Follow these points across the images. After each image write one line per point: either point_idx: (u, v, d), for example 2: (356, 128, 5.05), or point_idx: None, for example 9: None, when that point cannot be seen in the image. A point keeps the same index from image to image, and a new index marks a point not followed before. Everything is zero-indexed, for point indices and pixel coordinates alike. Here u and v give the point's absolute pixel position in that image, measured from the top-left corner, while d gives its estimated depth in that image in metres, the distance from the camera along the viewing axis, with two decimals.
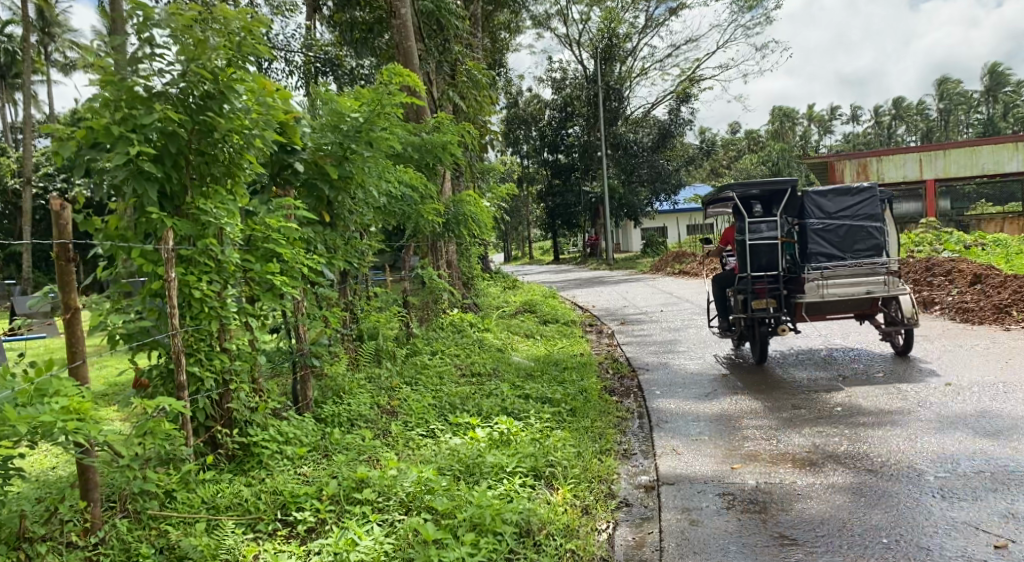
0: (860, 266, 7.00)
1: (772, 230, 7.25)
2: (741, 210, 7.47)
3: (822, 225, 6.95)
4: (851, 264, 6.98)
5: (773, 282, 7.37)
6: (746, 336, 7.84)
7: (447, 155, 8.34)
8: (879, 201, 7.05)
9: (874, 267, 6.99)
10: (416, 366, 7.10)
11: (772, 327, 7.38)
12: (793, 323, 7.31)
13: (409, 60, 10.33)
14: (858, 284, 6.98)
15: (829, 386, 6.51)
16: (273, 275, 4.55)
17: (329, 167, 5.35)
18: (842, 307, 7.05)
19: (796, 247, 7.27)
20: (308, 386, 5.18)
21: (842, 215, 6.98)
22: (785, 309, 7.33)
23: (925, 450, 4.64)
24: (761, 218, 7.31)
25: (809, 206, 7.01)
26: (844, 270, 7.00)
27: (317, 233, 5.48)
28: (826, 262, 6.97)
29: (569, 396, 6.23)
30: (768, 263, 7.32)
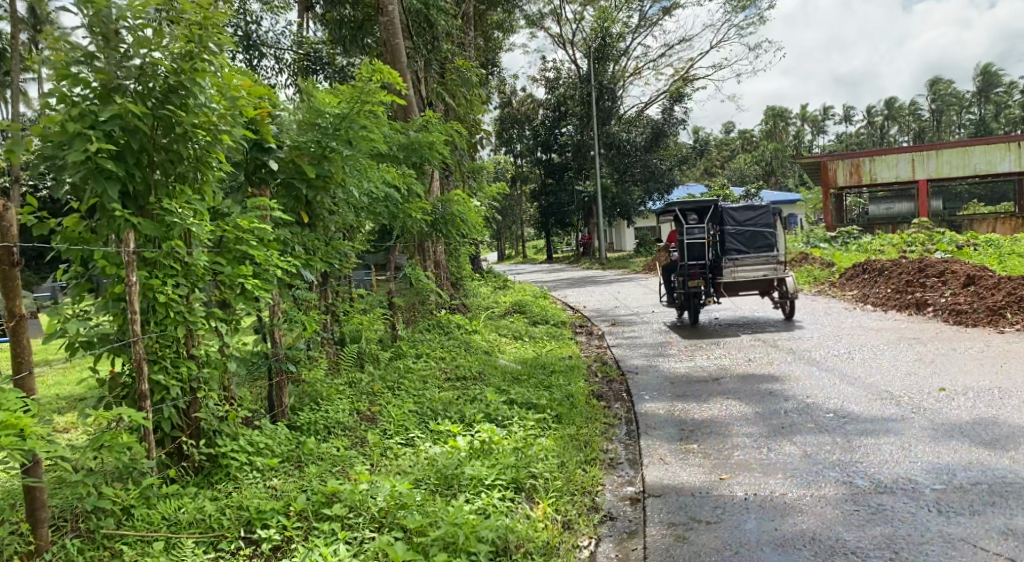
0: (760, 259, 10.03)
1: (701, 232, 10.15)
2: (680, 218, 10.19)
3: (735, 228, 9.96)
4: (754, 257, 9.99)
5: (702, 268, 10.21)
6: (684, 306, 10.67)
7: (433, 154, 8.17)
8: (772, 214, 10.13)
9: (770, 259, 10.00)
10: (400, 370, 6.93)
11: (703, 299, 10.22)
12: (717, 297, 10.21)
13: (397, 58, 10.16)
14: (758, 270, 10.03)
15: (821, 391, 6.37)
16: (245, 278, 4.38)
17: (306, 164, 5.17)
18: (748, 286, 10.10)
19: (718, 244, 10.22)
20: (284, 392, 5.01)
21: (747, 223, 10.02)
22: (711, 287, 10.22)
23: (919, 460, 4.50)
24: (693, 223, 10.16)
25: (725, 216, 10.01)
26: (750, 261, 10.01)
27: (295, 234, 5.31)
28: (736, 255, 9.99)
29: (555, 402, 6.07)
30: (698, 255, 10.19)
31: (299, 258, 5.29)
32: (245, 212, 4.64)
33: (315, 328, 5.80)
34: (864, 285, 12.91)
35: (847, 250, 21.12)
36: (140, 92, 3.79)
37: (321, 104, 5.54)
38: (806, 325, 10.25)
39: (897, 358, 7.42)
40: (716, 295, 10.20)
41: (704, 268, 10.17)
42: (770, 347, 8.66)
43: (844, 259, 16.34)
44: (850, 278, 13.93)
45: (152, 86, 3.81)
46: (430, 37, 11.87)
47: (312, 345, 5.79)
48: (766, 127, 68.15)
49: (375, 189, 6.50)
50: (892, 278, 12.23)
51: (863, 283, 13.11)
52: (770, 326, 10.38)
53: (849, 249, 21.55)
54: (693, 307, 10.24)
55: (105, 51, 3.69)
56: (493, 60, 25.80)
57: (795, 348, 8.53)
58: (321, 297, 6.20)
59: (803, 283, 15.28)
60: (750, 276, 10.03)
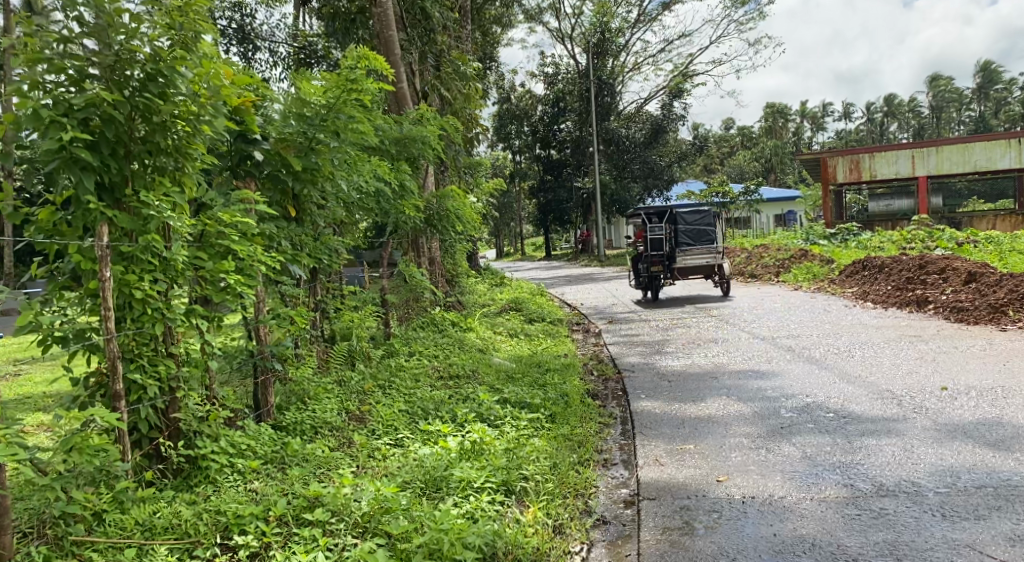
0: (703, 251, 13.27)
1: (660, 231, 13.22)
2: (645, 219, 13.22)
3: (686, 227, 13.20)
4: (700, 249, 13.22)
5: (661, 258, 13.20)
6: (648, 287, 13.62)
7: (427, 148, 8.03)
8: (713, 217, 13.35)
9: (711, 250, 13.23)
10: (391, 369, 6.79)
11: (662, 280, 13.24)
12: (672, 279, 13.32)
13: (391, 50, 9.98)
14: (702, 258, 13.24)
15: (821, 389, 6.23)
16: (226, 273, 4.25)
17: (292, 157, 5.05)
18: (696, 271, 13.27)
19: (673, 240, 13.32)
20: (269, 390, 4.88)
21: (695, 223, 13.27)
22: (668, 272, 13.25)
23: (922, 462, 4.38)
24: (655, 225, 13.23)
25: (679, 217, 13.23)
26: (697, 252, 13.22)
27: (282, 228, 5.17)
28: (687, 247, 13.18)
29: (549, 402, 5.94)
30: (659, 248, 13.20)
31: (285, 253, 5.15)
32: (229, 206, 4.52)
33: (303, 325, 5.66)
34: (864, 282, 12.78)
35: (847, 247, 20.99)
36: (115, 80, 3.67)
37: (307, 95, 5.42)
38: (806, 323, 10.11)
39: (898, 357, 7.28)
40: (672, 278, 13.26)
41: (664, 257, 13.18)
42: (769, 345, 8.52)
43: (843, 256, 16.20)
44: (850, 275, 13.79)
45: (129, 74, 3.68)
46: (425, 29, 11.70)
47: (299, 343, 5.65)
48: (765, 124, 67.97)
49: (366, 182, 6.38)
50: (892, 275, 12.10)
51: (863, 279, 12.98)
52: (769, 324, 10.24)
53: (847, 246, 21.43)
54: (654, 287, 13.22)
55: (80, 37, 3.56)
56: (491, 55, 25.66)
57: (795, 346, 8.40)
58: (310, 293, 6.07)
59: (802, 281, 15.14)
60: (695, 264, 13.21)
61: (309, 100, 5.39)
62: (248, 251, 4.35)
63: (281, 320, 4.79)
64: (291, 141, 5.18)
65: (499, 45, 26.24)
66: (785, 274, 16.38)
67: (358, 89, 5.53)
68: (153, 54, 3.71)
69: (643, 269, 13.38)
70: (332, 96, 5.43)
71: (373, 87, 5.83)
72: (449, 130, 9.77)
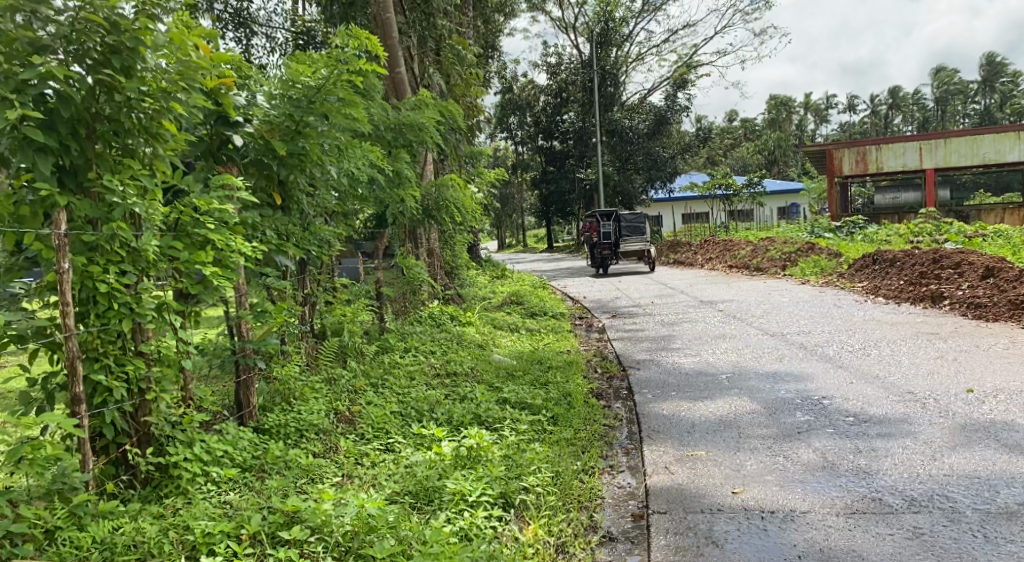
0: (638, 241, 19.60)
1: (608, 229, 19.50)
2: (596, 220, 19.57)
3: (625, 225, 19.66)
4: (636, 239, 19.53)
5: (611, 246, 19.28)
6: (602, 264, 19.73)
7: (425, 136, 7.68)
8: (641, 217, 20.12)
9: (641, 240, 19.82)
10: (385, 367, 6.46)
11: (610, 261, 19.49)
12: (617, 260, 19.45)
13: (388, 33, 9.63)
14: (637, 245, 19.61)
15: (839, 390, 5.92)
16: (202, 264, 3.93)
17: (278, 141, 4.73)
18: (633, 254, 19.49)
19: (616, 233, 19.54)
20: (252, 390, 4.57)
21: (630, 223, 19.94)
22: (615, 256, 19.41)
23: (954, 473, 4.06)
24: (605, 224, 19.44)
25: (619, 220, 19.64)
26: (633, 240, 19.56)
27: (267, 217, 4.85)
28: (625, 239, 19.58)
29: (551, 403, 5.61)
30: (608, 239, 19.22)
31: (270, 244, 4.84)
32: (208, 192, 4.20)
33: (291, 320, 5.34)
34: (875, 277, 12.41)
35: (853, 240, 20.62)
36: (73, 53, 3.34)
37: (294, 75, 5.10)
38: (816, 319, 9.76)
39: (917, 356, 6.94)
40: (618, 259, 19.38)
41: (611, 245, 19.44)
42: (780, 343, 8.18)
43: (851, 250, 15.86)
44: (859, 269, 13.43)
45: (88, 44, 3.36)
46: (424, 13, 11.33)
47: (287, 339, 5.33)
48: (769, 117, 67.54)
49: (359, 170, 6.06)
50: (904, 269, 11.74)
51: (874, 274, 12.62)
52: (778, 319, 9.90)
53: (854, 239, 21.06)
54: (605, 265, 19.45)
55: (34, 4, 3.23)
56: (494, 43, 25.28)
57: (807, 344, 8.06)
58: (299, 286, 5.75)
59: (810, 275, 14.79)
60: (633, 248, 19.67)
61: (298, 81, 5.07)
62: (227, 240, 4.04)
63: (269, 316, 4.47)
64: (277, 124, 4.86)
65: (502, 34, 25.87)
66: (792, 268, 16.02)
67: (351, 68, 5.20)
68: (116, 24, 3.40)
69: (597, 253, 19.80)
70: (322, 77, 5.11)
71: (366, 67, 5.50)
72: (448, 117, 9.42)
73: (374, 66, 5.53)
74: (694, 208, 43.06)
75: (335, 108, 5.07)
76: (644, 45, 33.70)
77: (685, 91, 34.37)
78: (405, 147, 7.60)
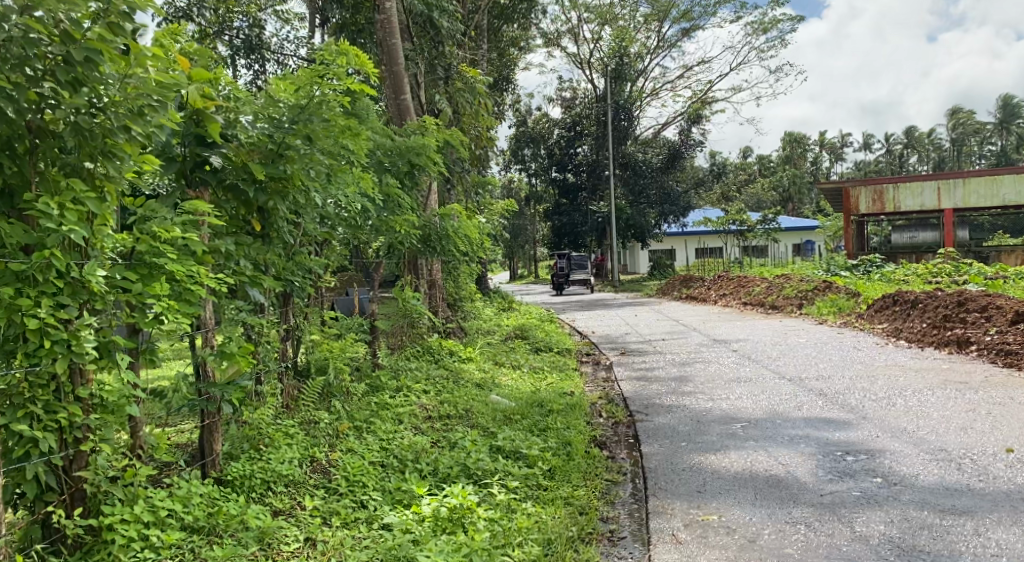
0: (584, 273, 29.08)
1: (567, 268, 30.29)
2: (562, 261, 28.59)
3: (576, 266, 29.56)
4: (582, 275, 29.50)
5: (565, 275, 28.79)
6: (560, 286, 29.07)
7: (426, 162, 7.30)
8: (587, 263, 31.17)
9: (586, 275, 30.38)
10: (373, 407, 6.01)
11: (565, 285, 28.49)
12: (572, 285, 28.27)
13: (394, 59, 9.31)
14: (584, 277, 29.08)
15: (865, 445, 5.41)
16: (157, 299, 3.52)
17: (257, 164, 4.28)
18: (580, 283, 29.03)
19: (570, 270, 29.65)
20: (217, 435, 4.15)
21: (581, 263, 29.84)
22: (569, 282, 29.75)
23: (1003, 555, 3.55)
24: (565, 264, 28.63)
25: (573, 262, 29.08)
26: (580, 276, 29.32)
27: (243, 246, 4.45)
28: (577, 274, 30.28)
29: (548, 453, 5.14)
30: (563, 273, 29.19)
31: (245, 276, 4.41)
32: (172, 218, 3.79)
33: (267, 356, 4.92)
34: (896, 319, 11.89)
35: (871, 279, 20.11)
36: (11, 63, 2.92)
37: (275, 92, 4.65)
38: (835, 362, 9.24)
39: (946, 407, 6.42)
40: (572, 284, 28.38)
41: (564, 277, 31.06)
42: (798, 389, 7.67)
43: (869, 289, 15.34)
44: (879, 310, 12.90)
45: (31, 54, 2.94)
46: (435, 42, 11.17)
47: (263, 377, 4.90)
48: (784, 154, 67.45)
49: (349, 195, 5.63)
50: (927, 312, 11.21)
51: (894, 315, 12.09)
52: (795, 362, 9.39)
53: (871, 278, 20.56)
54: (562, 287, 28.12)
55: None
56: (509, 78, 25.11)
57: (827, 390, 7.53)
58: (281, 318, 5.33)
59: (828, 315, 14.27)
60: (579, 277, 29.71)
61: (278, 98, 4.63)
62: (187, 271, 3.62)
63: (237, 359, 4.00)
64: (255, 145, 4.37)
65: (516, 68, 25.73)
66: (809, 307, 15.51)
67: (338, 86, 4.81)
68: (67, 33, 3.01)
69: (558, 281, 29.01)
70: (307, 96, 4.68)
71: (355, 87, 5.10)
72: (452, 144, 9.05)
73: (364, 86, 5.13)
74: (707, 243, 42.69)
75: (321, 130, 4.62)
76: (658, 80, 33.61)
77: (700, 126, 34.14)
78: (402, 173, 7.20)
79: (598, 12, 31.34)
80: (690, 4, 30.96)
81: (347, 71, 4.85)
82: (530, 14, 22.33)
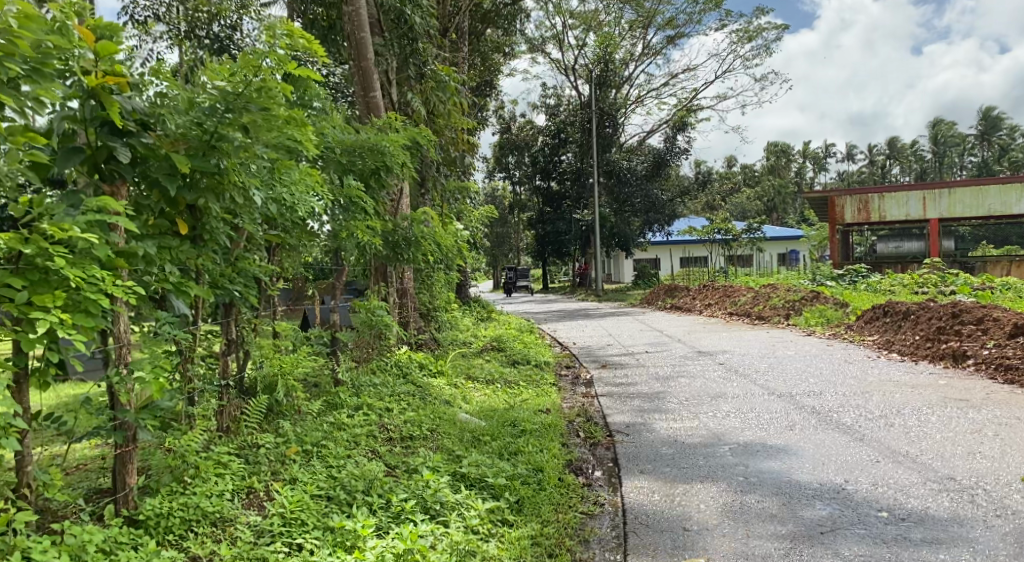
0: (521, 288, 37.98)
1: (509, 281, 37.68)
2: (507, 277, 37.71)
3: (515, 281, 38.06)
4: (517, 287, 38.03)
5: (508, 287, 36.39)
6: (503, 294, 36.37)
7: (393, 162, 6.77)
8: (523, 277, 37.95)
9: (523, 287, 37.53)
10: (327, 429, 5.46)
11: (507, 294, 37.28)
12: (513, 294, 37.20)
13: (363, 53, 8.86)
14: None
15: (864, 472, 4.96)
16: (47, 310, 3.04)
17: (181, 155, 3.76)
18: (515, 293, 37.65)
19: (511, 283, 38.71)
20: (132, 468, 3.64)
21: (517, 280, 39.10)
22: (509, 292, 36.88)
23: None
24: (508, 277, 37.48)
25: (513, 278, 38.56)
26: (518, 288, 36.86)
27: (167, 250, 3.92)
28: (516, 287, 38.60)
29: (518, 482, 4.65)
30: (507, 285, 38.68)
31: (169, 284, 3.90)
32: (75, 218, 3.29)
33: (198, 375, 4.47)
34: (887, 331, 11.46)
35: (856, 289, 19.83)
36: None
37: (206, 75, 4.11)
38: (826, 377, 8.77)
39: (950, 429, 5.95)
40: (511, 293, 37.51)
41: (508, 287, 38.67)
42: (788, 406, 7.19)
43: (857, 299, 14.97)
44: (868, 321, 12.49)
45: None
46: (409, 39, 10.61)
47: (195, 397, 4.42)
48: (768, 163, 67.50)
49: (301, 195, 5.10)
50: (920, 323, 10.78)
51: (885, 327, 11.67)
52: (784, 376, 8.91)
53: (857, 288, 20.28)
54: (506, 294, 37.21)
55: None
56: (493, 83, 24.71)
57: (819, 408, 7.06)
58: (223, 330, 4.83)
59: (815, 326, 13.87)
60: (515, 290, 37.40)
61: (206, 81, 4.12)
62: (86, 276, 3.13)
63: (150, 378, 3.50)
64: (182, 133, 3.84)
65: (500, 74, 25.33)
66: (796, 318, 15.09)
67: (280, 70, 4.27)
68: None
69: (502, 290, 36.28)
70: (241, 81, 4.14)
71: (298, 72, 4.55)
72: (423, 145, 8.54)
73: (308, 72, 4.58)
74: (691, 252, 42.43)
75: (260, 120, 4.09)
76: (643, 88, 33.36)
77: (685, 134, 33.86)
78: (364, 173, 6.66)
79: (583, 18, 31.01)
80: (675, 11, 30.73)
81: (289, 52, 4.31)
82: (514, 19, 21.93)
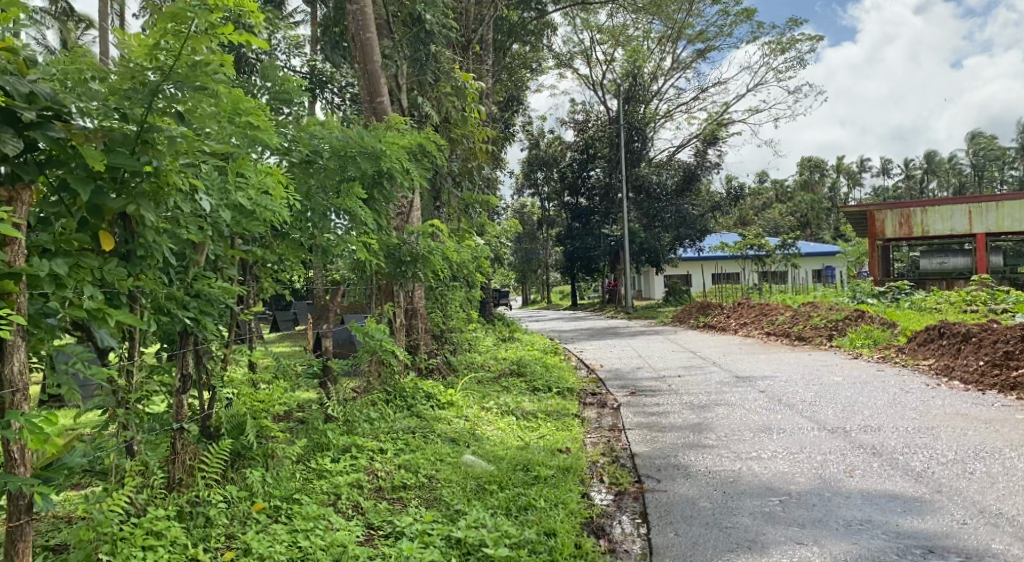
0: None
1: None
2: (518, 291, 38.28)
3: None
4: None
5: None
6: None
7: (394, 169, 5.97)
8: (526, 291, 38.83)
9: None
10: (305, 478, 4.66)
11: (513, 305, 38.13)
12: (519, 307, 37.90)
13: (368, 55, 8.19)
14: None
15: (950, 540, 4.07)
16: None
17: (96, 151, 3.01)
18: None
19: None
20: (25, 547, 2.90)
21: None
22: None
23: None
24: None
25: None
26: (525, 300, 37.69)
27: (84, 270, 3.17)
28: None
29: (524, 554, 3.82)
30: None
31: (83, 312, 3.16)
32: None
33: (138, 419, 3.72)
34: (944, 355, 10.41)
35: (900, 308, 18.69)
36: None
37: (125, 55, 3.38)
38: (883, 409, 7.79)
39: None
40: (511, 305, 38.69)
41: None
42: (844, 446, 6.24)
43: (907, 319, 13.88)
44: (922, 344, 11.41)
45: None
46: (421, 42, 9.85)
47: (133, 447, 3.68)
48: (801, 179, 66.06)
49: (275, 200, 4.30)
50: (983, 347, 9.72)
51: (942, 351, 10.61)
52: (835, 408, 7.93)
53: (900, 306, 19.16)
54: None
55: None
56: (521, 98, 23.98)
57: (881, 448, 6.11)
58: (178, 363, 4.06)
59: (862, 348, 12.83)
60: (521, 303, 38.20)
61: (127, 63, 3.39)
62: None
63: (24, 431, 2.73)
64: (102, 127, 3.12)
65: (527, 90, 24.68)
66: (840, 339, 14.01)
67: (216, 36, 3.49)
68: None
69: None
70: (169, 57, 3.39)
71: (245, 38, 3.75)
72: (432, 153, 7.79)
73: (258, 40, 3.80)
74: (724, 269, 41.25)
75: (198, 106, 3.40)
76: (672, 102, 32.52)
77: (716, 148, 32.86)
78: (361, 180, 5.86)
79: (611, 32, 30.28)
80: (705, 23, 29.85)
81: (220, 4, 3.46)
82: (540, 32, 21.23)
